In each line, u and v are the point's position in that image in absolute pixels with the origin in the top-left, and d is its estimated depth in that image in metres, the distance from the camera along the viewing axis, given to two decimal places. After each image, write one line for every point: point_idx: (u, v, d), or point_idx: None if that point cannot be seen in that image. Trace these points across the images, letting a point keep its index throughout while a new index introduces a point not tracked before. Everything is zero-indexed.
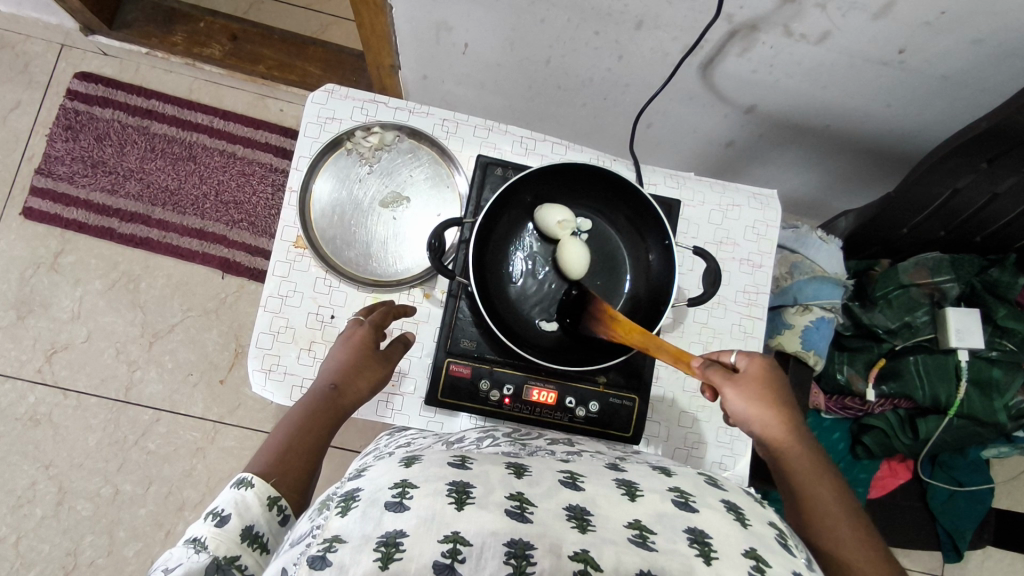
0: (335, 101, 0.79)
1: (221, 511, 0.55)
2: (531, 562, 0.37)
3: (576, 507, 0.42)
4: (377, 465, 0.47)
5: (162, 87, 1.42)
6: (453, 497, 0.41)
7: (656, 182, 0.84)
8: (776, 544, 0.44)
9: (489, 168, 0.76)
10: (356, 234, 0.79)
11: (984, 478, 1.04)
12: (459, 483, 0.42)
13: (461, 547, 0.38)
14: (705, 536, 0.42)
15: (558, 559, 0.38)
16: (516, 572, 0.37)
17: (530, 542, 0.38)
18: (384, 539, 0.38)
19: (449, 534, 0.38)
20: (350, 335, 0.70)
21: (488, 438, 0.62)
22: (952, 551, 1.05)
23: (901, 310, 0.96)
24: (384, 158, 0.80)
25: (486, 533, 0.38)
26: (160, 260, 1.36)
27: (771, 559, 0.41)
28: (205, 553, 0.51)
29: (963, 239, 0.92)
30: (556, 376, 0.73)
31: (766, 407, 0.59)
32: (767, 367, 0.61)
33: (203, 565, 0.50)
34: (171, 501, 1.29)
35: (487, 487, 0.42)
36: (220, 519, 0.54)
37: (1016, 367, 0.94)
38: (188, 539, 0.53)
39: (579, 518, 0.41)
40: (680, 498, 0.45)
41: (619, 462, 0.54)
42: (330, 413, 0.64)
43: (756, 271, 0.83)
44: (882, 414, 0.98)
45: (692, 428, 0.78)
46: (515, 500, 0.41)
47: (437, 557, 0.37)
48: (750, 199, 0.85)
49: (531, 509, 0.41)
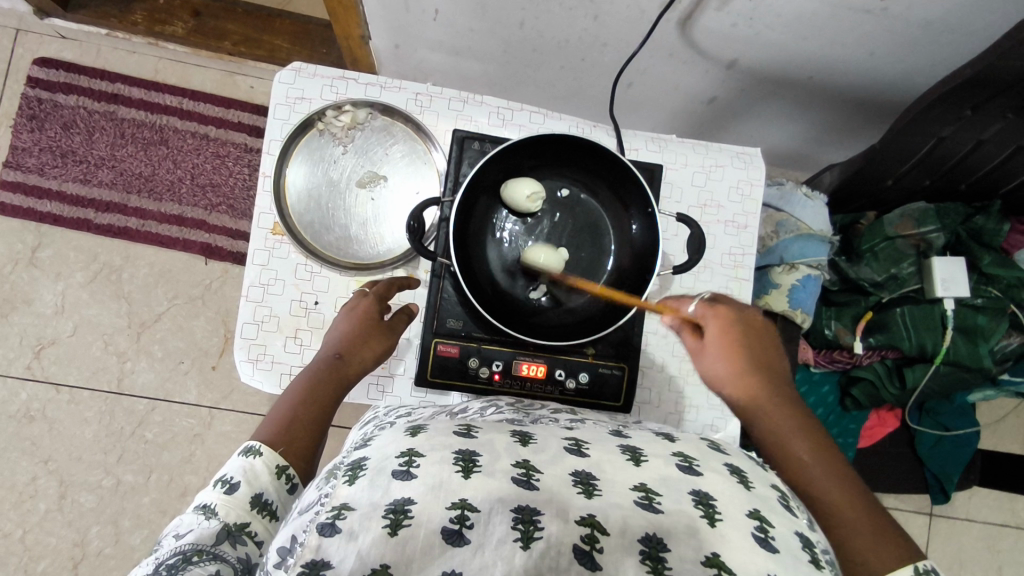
0: (303, 79, 0.76)
1: (229, 480, 0.55)
2: (538, 527, 0.38)
3: (581, 473, 0.42)
4: (383, 436, 0.46)
5: (125, 68, 1.37)
6: (459, 465, 0.41)
7: (637, 147, 0.82)
8: (778, 505, 0.43)
9: (466, 142, 0.74)
10: (334, 216, 0.77)
11: (969, 422, 1.06)
12: (465, 452, 0.42)
13: (469, 513, 0.38)
14: (709, 498, 0.41)
15: (565, 523, 0.38)
16: (523, 537, 0.37)
17: (536, 508, 0.39)
18: (392, 507, 0.37)
19: (456, 500, 0.38)
20: (353, 306, 0.69)
21: (491, 409, 0.62)
22: (940, 493, 1.08)
23: (887, 262, 0.96)
24: (358, 137, 0.77)
25: (493, 500, 0.38)
26: (141, 249, 1.34)
27: (774, 520, 0.41)
28: (216, 519, 0.51)
29: (948, 187, 0.92)
30: (544, 350, 0.73)
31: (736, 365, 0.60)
32: (731, 326, 0.62)
33: (214, 531, 0.50)
34: (173, 487, 1.31)
35: (493, 455, 0.42)
36: (229, 487, 0.54)
37: (999, 312, 0.94)
38: (198, 506, 0.53)
39: (585, 483, 0.41)
40: (684, 462, 0.45)
41: (624, 429, 0.53)
42: (332, 385, 0.64)
43: (741, 232, 0.83)
44: (870, 365, 0.97)
45: (682, 391, 0.79)
46: (520, 467, 0.42)
47: (445, 523, 0.37)
48: (734, 158, 0.84)
49: (537, 476, 0.41)
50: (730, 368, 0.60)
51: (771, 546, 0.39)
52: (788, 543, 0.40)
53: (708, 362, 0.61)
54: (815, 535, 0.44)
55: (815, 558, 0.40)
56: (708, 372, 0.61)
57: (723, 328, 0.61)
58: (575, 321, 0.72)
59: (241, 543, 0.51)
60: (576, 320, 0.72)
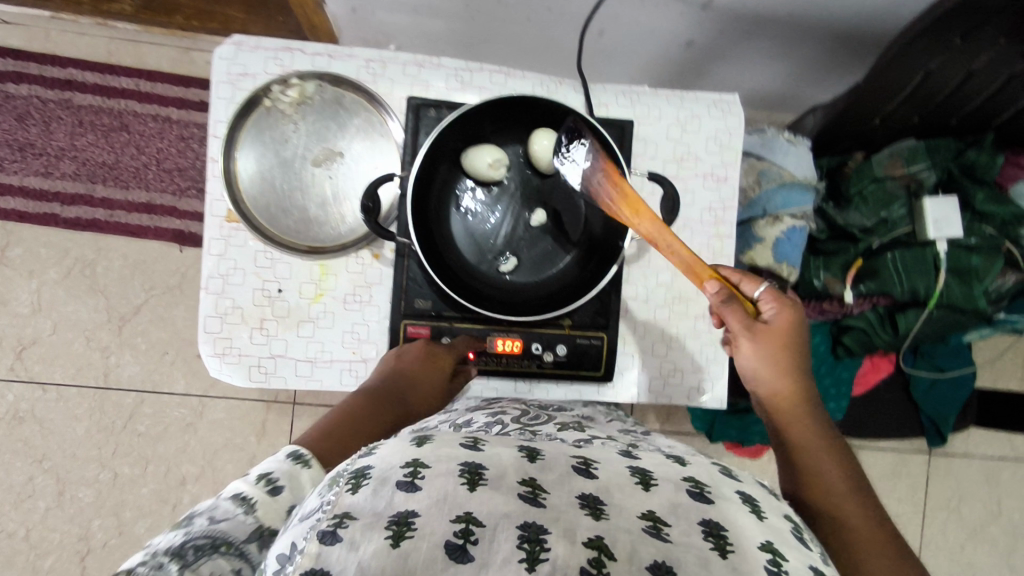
0: (245, 54, 0.71)
1: (274, 478, 0.49)
2: (544, 548, 0.37)
3: (588, 495, 0.42)
4: (386, 442, 0.45)
5: (75, 51, 1.30)
6: (465, 477, 0.41)
7: (607, 103, 0.77)
8: (793, 539, 0.44)
9: (421, 111, 0.70)
10: (291, 198, 0.73)
11: (965, 362, 1.03)
12: (471, 464, 0.42)
13: (474, 528, 0.37)
14: (719, 530, 0.42)
15: (572, 544, 0.38)
16: (529, 558, 0.36)
17: (544, 526, 0.38)
18: (395, 518, 0.37)
19: (460, 514, 0.38)
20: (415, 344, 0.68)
21: (496, 425, 0.59)
22: (935, 435, 1.07)
23: (876, 205, 0.91)
24: (309, 113, 0.73)
25: (500, 516, 0.38)
26: (113, 240, 1.30)
27: (788, 553, 0.42)
28: (254, 518, 0.46)
29: (937, 123, 0.87)
30: (517, 325, 0.70)
31: (783, 365, 0.61)
32: (791, 324, 0.61)
33: (248, 531, 0.45)
34: (171, 477, 1.31)
35: (500, 471, 0.42)
36: (274, 487, 0.49)
37: (995, 250, 0.90)
38: (233, 493, 0.47)
39: (592, 506, 0.41)
40: (695, 488, 0.45)
41: (632, 448, 0.53)
42: (373, 416, 0.61)
43: (721, 185, 0.79)
44: (861, 314, 0.95)
45: (667, 356, 0.76)
46: (527, 485, 0.42)
47: (449, 536, 0.37)
48: (710, 107, 0.79)
49: (543, 495, 0.41)
50: (778, 365, 0.61)
51: None
52: None
53: (759, 351, 0.60)
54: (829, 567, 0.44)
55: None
56: (751, 360, 0.61)
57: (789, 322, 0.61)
58: (548, 292, 0.68)
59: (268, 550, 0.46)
60: (548, 291, 0.68)
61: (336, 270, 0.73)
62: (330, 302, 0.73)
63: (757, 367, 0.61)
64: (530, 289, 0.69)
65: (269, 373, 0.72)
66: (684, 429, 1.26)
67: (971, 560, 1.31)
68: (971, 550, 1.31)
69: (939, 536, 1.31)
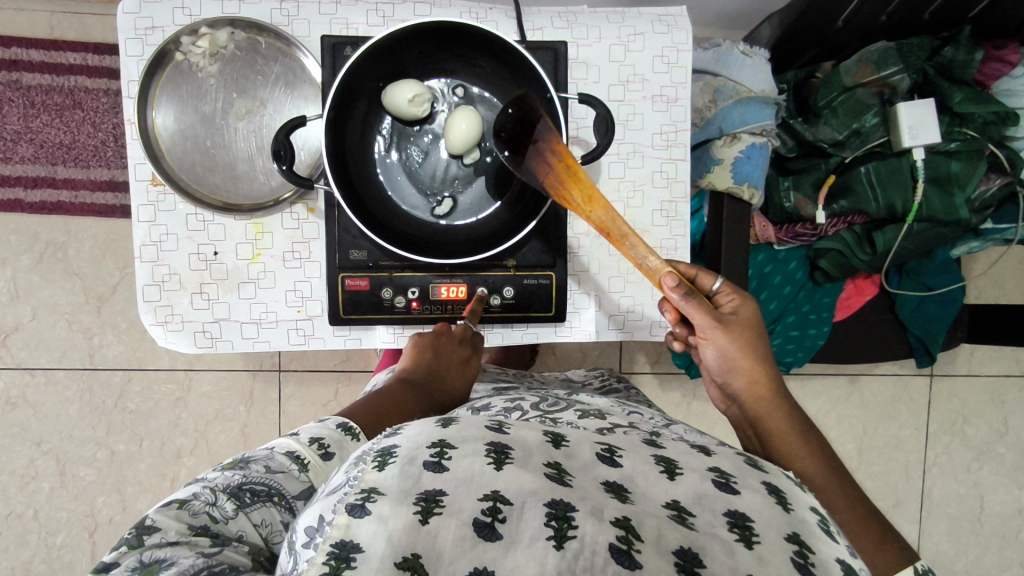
0: (149, 6, 0.68)
1: (326, 444, 0.52)
2: (572, 525, 0.38)
3: (612, 482, 0.43)
4: (411, 423, 0.45)
5: (18, 29, 1.26)
6: (492, 457, 0.41)
7: (540, 25, 0.72)
8: (819, 532, 0.43)
9: (338, 50, 0.66)
10: (216, 156, 0.70)
11: (954, 278, 0.99)
12: (498, 444, 0.43)
13: (502, 506, 0.38)
14: (746, 520, 0.41)
15: (600, 522, 0.38)
16: (557, 535, 0.37)
17: (570, 504, 0.39)
18: (424, 495, 0.38)
19: (489, 493, 0.39)
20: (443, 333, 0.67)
21: (515, 410, 0.59)
22: (925, 356, 1.03)
23: (848, 116, 0.86)
24: (224, 64, 0.69)
25: (527, 493, 0.39)
26: (82, 222, 1.29)
27: (814, 545, 0.42)
28: (305, 478, 0.49)
29: (909, 19, 0.81)
30: (461, 269, 0.67)
31: (749, 355, 0.61)
32: (752, 315, 0.62)
33: (300, 487, 0.49)
34: (167, 450, 1.33)
35: (525, 451, 0.43)
36: (326, 452, 0.51)
37: (977, 155, 0.85)
38: (289, 449, 0.50)
39: (617, 490, 0.42)
40: (721, 478, 0.45)
41: (658, 437, 0.52)
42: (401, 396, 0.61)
43: (672, 107, 0.74)
44: (837, 234, 0.91)
45: (625, 291, 0.71)
46: (553, 468, 0.42)
47: (478, 514, 0.38)
48: (654, 23, 0.73)
49: (569, 476, 0.42)
50: (744, 355, 0.61)
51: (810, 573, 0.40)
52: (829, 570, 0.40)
53: (722, 342, 0.60)
54: (857, 561, 0.44)
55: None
56: (715, 351, 0.61)
57: (749, 314, 0.62)
58: (487, 233, 0.65)
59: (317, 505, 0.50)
60: (485, 231, 0.65)
61: (272, 228, 0.70)
62: (270, 261, 0.70)
63: (723, 359, 0.61)
64: (468, 230, 0.66)
65: (215, 338, 0.71)
66: (674, 368, 1.24)
67: (977, 480, 1.30)
68: (977, 469, 1.29)
69: (943, 457, 1.29)
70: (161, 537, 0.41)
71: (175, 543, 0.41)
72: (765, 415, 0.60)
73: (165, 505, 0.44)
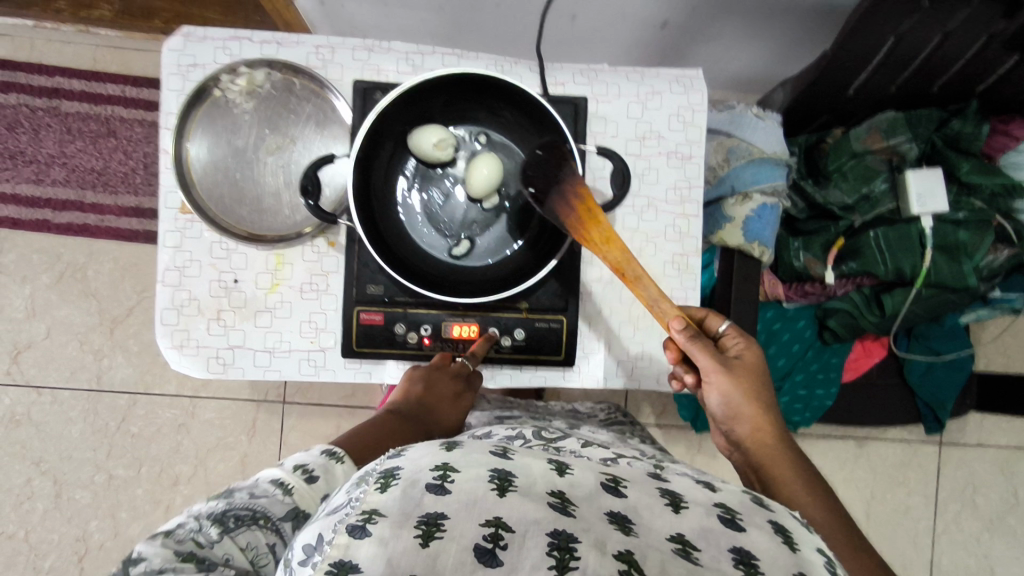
0: (193, 45, 0.71)
1: (309, 469, 0.52)
2: (574, 555, 0.37)
3: (617, 512, 0.42)
4: (414, 445, 0.46)
5: (62, 60, 1.32)
6: (495, 483, 0.41)
7: (562, 80, 0.75)
8: (825, 572, 0.42)
9: (369, 94, 0.70)
10: (244, 188, 0.73)
11: (963, 345, 0.99)
12: (501, 471, 0.43)
13: (504, 533, 0.38)
14: (751, 558, 0.40)
15: (602, 555, 0.38)
16: (559, 564, 0.36)
17: (573, 534, 0.38)
18: (425, 518, 0.38)
19: (490, 519, 0.38)
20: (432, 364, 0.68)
21: (516, 438, 0.59)
22: (935, 423, 1.02)
23: (856, 182, 0.88)
24: (259, 102, 0.72)
25: (529, 521, 0.39)
26: (104, 245, 1.32)
27: None
28: (291, 499, 0.49)
29: (918, 91, 0.84)
30: (474, 309, 0.69)
31: (750, 397, 0.61)
32: (755, 358, 0.62)
33: (286, 508, 0.49)
34: (165, 477, 1.32)
35: (528, 479, 0.43)
36: (309, 476, 0.52)
37: (985, 225, 0.87)
38: (273, 479, 0.51)
39: (620, 522, 0.41)
40: (727, 514, 0.44)
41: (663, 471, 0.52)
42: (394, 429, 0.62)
43: (686, 163, 0.76)
44: (845, 295, 0.91)
45: (633, 338, 0.72)
46: (557, 497, 0.42)
47: (479, 540, 0.37)
48: (671, 83, 0.77)
49: (572, 506, 0.41)
50: (745, 400, 0.61)
51: None
52: None
53: (723, 384, 0.61)
54: None
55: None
56: (716, 393, 0.62)
57: (752, 355, 0.62)
58: (501, 275, 0.66)
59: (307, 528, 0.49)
60: (500, 274, 0.66)
61: (292, 260, 0.72)
62: (287, 292, 0.72)
63: (724, 401, 0.62)
64: (484, 271, 0.67)
65: (227, 365, 0.72)
66: (679, 421, 1.23)
67: (988, 555, 1.26)
68: (989, 543, 1.26)
69: (953, 528, 1.26)
70: (146, 566, 0.40)
71: (161, 569, 0.40)
72: (768, 459, 0.61)
73: (149, 538, 0.44)
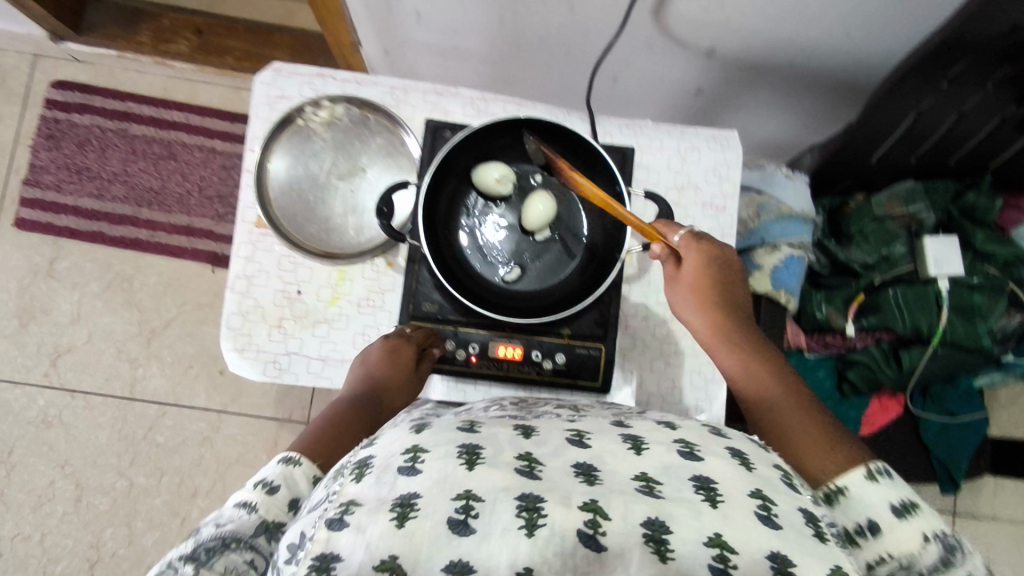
0: (283, 80, 0.79)
1: (269, 481, 0.53)
2: (542, 513, 0.37)
3: (582, 463, 0.42)
4: (387, 432, 0.47)
5: (137, 87, 1.42)
6: (463, 458, 0.41)
7: (610, 132, 0.83)
8: (781, 485, 0.44)
9: (438, 132, 0.77)
10: (316, 209, 0.79)
11: (978, 407, 1.02)
12: (469, 445, 0.42)
13: (475, 503, 0.38)
14: (710, 482, 0.42)
15: (568, 509, 0.38)
16: (528, 525, 0.37)
17: (540, 495, 0.38)
18: (399, 501, 0.38)
19: (461, 491, 0.38)
20: (389, 343, 0.69)
21: (494, 404, 0.64)
22: (949, 482, 1.05)
23: (877, 243, 0.94)
24: (336, 133, 0.80)
25: (498, 489, 0.38)
26: (153, 259, 1.39)
27: (777, 500, 0.42)
28: (256, 514, 0.50)
29: (935, 164, 0.90)
30: (519, 331, 0.74)
31: (704, 302, 0.66)
32: (705, 262, 0.66)
33: (252, 525, 0.49)
34: (184, 489, 1.34)
35: (496, 448, 0.42)
36: (270, 488, 0.52)
37: (998, 291, 0.92)
38: (236, 503, 0.51)
39: (587, 473, 0.41)
40: (685, 448, 0.45)
41: (625, 420, 0.52)
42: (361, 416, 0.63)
43: (720, 214, 0.83)
44: (865, 349, 0.95)
45: (663, 372, 0.77)
46: (524, 460, 0.41)
47: (451, 513, 0.37)
48: (709, 141, 0.84)
49: (539, 467, 0.41)
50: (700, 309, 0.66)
51: (775, 523, 0.39)
52: (794, 522, 0.40)
53: (680, 297, 0.67)
54: (820, 509, 0.44)
55: (820, 533, 0.41)
56: (678, 307, 0.68)
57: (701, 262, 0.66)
58: (550, 301, 0.72)
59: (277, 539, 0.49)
60: (550, 300, 0.72)
61: (352, 276, 0.78)
62: (346, 306, 0.77)
63: (686, 313, 0.67)
64: (534, 296, 0.73)
65: (283, 369, 0.76)
66: None
67: None
68: None
69: None
70: None
71: None
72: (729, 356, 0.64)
73: None
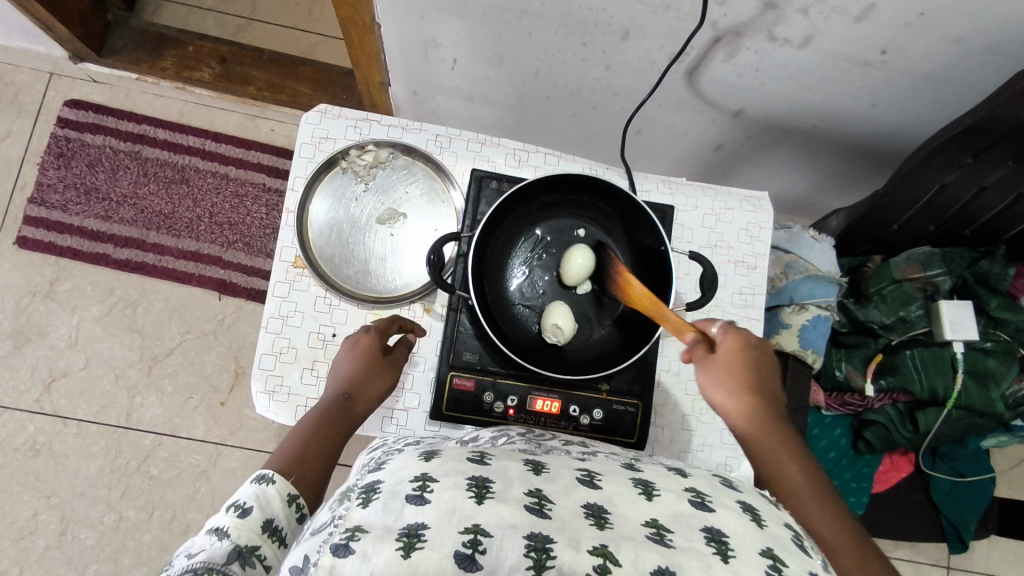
0: (328, 121, 0.79)
1: (242, 504, 0.53)
2: (551, 555, 0.37)
3: (594, 505, 0.43)
4: (395, 460, 0.47)
5: (153, 111, 1.42)
6: (473, 491, 0.41)
7: (648, 189, 0.84)
8: (792, 546, 0.44)
9: (484, 182, 0.76)
10: (355, 251, 0.79)
11: (986, 468, 1.04)
12: (478, 478, 0.43)
13: (482, 538, 0.38)
14: (721, 535, 0.42)
15: (577, 552, 0.38)
16: (536, 564, 0.37)
17: (549, 535, 0.39)
18: (406, 531, 0.38)
19: (469, 526, 0.38)
20: (357, 341, 0.70)
21: (501, 437, 0.63)
22: (958, 542, 1.06)
23: (895, 304, 0.97)
24: (380, 176, 0.80)
25: (506, 526, 0.39)
26: (157, 284, 1.36)
27: (788, 560, 0.41)
28: (227, 540, 0.49)
29: (952, 233, 0.94)
30: (559, 386, 0.73)
31: (739, 388, 0.61)
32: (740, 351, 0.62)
33: (225, 552, 0.48)
34: (175, 525, 1.28)
35: (506, 483, 0.43)
36: (242, 511, 0.52)
37: (1010, 356, 0.94)
38: (209, 529, 0.51)
39: (597, 516, 0.42)
40: (697, 498, 0.46)
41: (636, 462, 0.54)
42: (341, 420, 0.64)
43: (751, 273, 0.84)
44: (882, 409, 0.98)
45: (695, 431, 0.78)
46: (533, 496, 0.42)
47: (458, 547, 0.37)
48: (742, 202, 0.86)
49: (549, 506, 0.41)
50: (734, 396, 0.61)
51: None
52: None
53: (713, 380, 0.61)
54: None
55: None
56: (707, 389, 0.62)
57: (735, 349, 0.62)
58: (590, 356, 0.73)
59: (250, 565, 0.49)
60: (590, 355, 0.73)
61: None
62: None
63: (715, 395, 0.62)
64: (574, 350, 0.73)
65: None
66: None
67: None
68: None
69: None
70: None
71: None
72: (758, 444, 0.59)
73: None
